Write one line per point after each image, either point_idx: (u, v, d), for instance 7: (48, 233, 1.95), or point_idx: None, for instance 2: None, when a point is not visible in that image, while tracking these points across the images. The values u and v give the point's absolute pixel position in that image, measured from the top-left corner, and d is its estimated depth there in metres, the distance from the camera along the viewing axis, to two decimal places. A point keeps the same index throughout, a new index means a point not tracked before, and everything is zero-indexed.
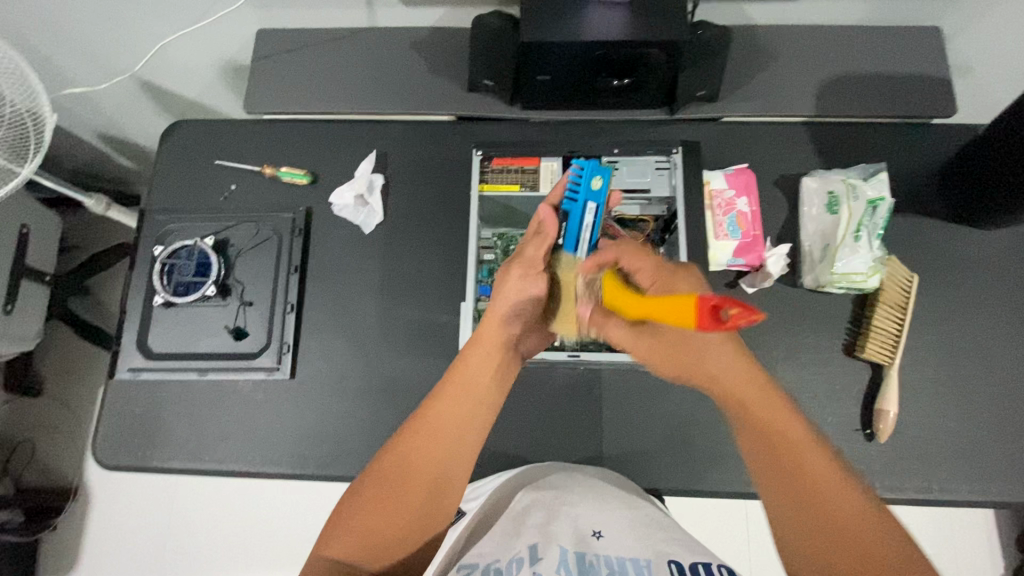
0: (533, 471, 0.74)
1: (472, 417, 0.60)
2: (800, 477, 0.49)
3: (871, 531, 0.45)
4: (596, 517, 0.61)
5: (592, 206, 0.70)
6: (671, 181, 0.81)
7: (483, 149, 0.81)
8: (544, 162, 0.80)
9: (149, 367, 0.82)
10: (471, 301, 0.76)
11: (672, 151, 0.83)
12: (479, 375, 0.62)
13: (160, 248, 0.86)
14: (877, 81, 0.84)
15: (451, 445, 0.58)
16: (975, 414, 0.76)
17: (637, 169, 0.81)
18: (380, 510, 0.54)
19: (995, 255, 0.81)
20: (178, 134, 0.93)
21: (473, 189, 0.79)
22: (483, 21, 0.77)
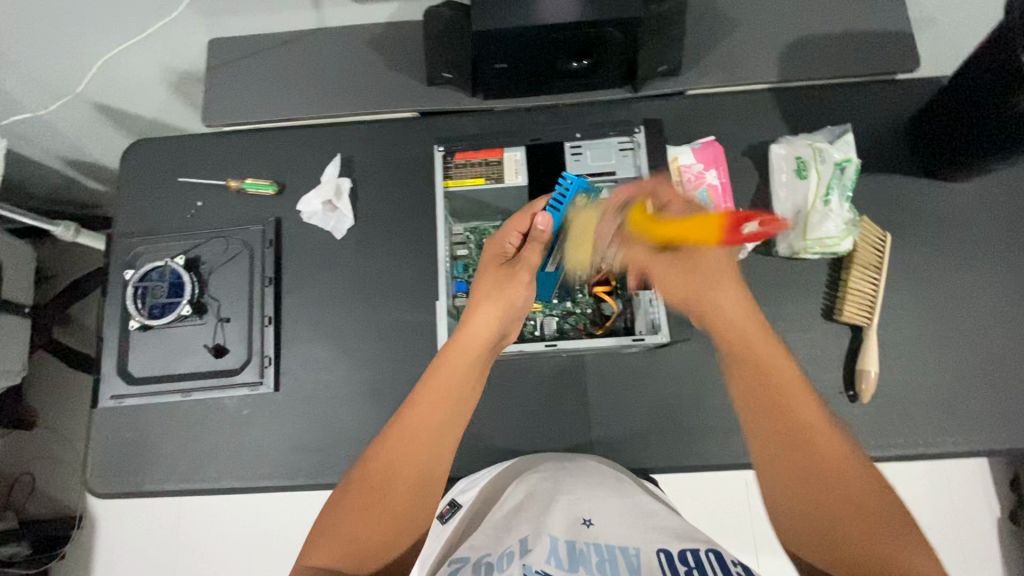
0: (520, 462, 0.74)
1: (451, 416, 0.61)
2: (794, 421, 0.52)
3: (853, 475, 0.49)
4: (586, 506, 0.61)
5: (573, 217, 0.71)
6: (635, 161, 0.78)
7: (443, 145, 0.79)
8: (507, 152, 0.77)
9: (131, 394, 0.81)
10: (444, 301, 0.75)
11: (635, 130, 0.79)
12: (461, 373, 0.63)
13: (131, 272, 0.85)
14: (836, 43, 0.84)
15: (432, 447, 0.58)
16: (956, 366, 0.77)
17: (601, 153, 0.78)
18: (364, 516, 0.54)
19: (967, 207, 0.81)
20: (139, 154, 0.91)
21: (437, 187, 0.77)
22: (436, 12, 0.75)
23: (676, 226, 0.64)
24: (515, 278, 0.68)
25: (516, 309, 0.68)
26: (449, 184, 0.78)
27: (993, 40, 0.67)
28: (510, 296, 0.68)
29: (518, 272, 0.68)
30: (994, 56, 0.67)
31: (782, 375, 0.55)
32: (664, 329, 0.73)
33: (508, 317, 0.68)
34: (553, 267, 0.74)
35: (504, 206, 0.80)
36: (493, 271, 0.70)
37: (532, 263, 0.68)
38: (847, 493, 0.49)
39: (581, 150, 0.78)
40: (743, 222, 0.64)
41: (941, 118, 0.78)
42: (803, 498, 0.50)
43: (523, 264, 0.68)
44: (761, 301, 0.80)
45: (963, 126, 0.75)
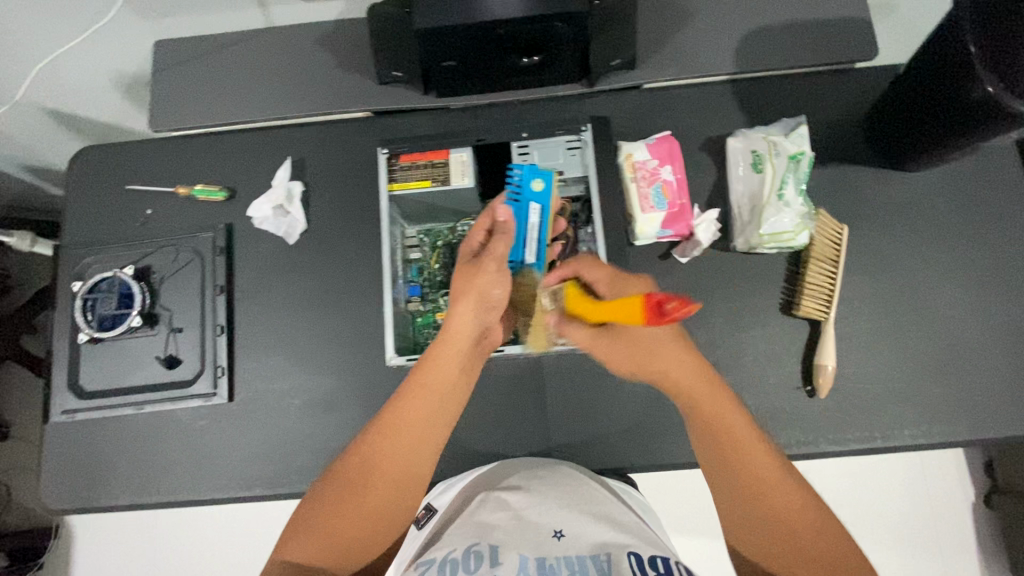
0: (505, 463, 0.73)
1: (437, 418, 0.61)
2: (744, 466, 0.58)
3: (799, 512, 0.56)
4: (561, 513, 0.61)
5: (536, 207, 0.70)
6: (583, 161, 0.77)
7: (388, 147, 0.76)
8: (453, 155, 0.75)
9: (84, 408, 0.80)
10: (390, 308, 0.73)
11: (582, 128, 0.78)
12: (446, 376, 0.63)
13: (79, 283, 0.83)
14: (791, 33, 0.83)
15: (416, 444, 0.60)
16: (913, 358, 0.77)
17: (547, 151, 0.76)
18: (344, 505, 0.57)
19: (925, 196, 0.81)
20: (85, 161, 0.89)
21: (381, 190, 0.75)
22: (377, 11, 0.74)
23: (607, 307, 0.59)
24: (485, 269, 0.65)
25: (493, 301, 0.65)
26: (393, 188, 0.75)
27: (948, 23, 0.65)
28: (484, 289, 0.64)
29: (484, 261, 0.65)
30: (948, 40, 0.66)
31: (737, 431, 0.59)
32: None
33: (485, 310, 0.65)
34: (532, 260, 0.71)
35: (456, 208, 0.78)
36: (462, 265, 0.67)
37: (499, 252, 0.65)
38: (793, 530, 0.55)
39: (529, 149, 0.77)
40: (665, 303, 0.52)
41: (895, 106, 0.76)
42: (755, 536, 0.57)
43: (489, 254, 0.65)
44: (719, 297, 0.79)
45: (915, 115, 0.74)
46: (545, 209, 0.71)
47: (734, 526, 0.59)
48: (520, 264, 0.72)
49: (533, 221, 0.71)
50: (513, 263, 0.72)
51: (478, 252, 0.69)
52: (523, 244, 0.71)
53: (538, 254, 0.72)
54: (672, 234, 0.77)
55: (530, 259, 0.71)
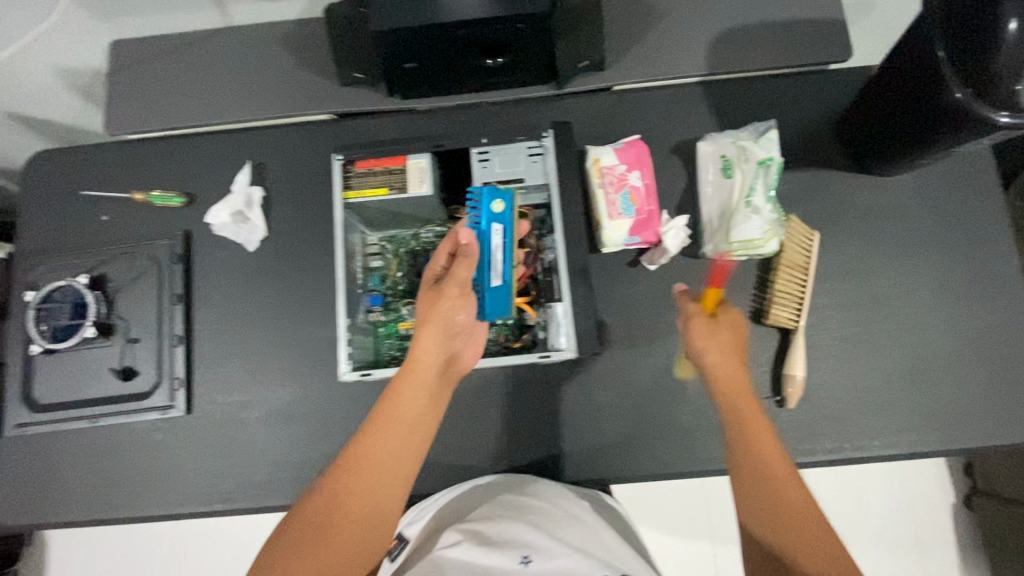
0: (482, 488, 0.70)
1: (407, 451, 0.58)
2: (765, 462, 0.57)
3: (808, 519, 0.54)
4: (530, 540, 0.57)
5: (498, 227, 0.66)
6: (545, 168, 0.72)
7: (342, 153, 0.73)
8: (410, 161, 0.72)
9: (37, 421, 0.78)
10: (345, 321, 0.70)
11: (544, 134, 0.73)
12: (413, 408, 0.59)
13: (32, 293, 0.80)
14: (762, 33, 0.81)
15: (383, 482, 0.56)
16: (884, 367, 0.75)
17: (508, 159, 0.72)
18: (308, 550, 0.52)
19: (898, 201, 0.79)
20: (40, 166, 0.86)
21: (335, 198, 0.71)
22: (336, 11, 0.72)
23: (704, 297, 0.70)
24: (448, 295, 0.62)
25: (456, 327, 0.63)
26: (348, 196, 0.72)
27: (917, 26, 0.64)
28: (447, 316, 0.62)
29: (447, 288, 0.62)
30: (916, 44, 0.64)
31: (758, 424, 0.60)
32: (569, 346, 0.70)
33: (449, 338, 0.63)
34: (497, 282, 0.66)
35: (417, 215, 0.75)
36: (425, 292, 0.64)
37: (461, 277, 0.62)
38: (804, 532, 0.53)
39: (488, 155, 0.72)
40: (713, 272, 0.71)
41: (865, 112, 0.75)
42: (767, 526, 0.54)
43: (451, 279, 0.62)
44: None
45: (884, 121, 0.73)
46: (508, 228, 0.66)
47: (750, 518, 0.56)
48: (486, 287, 0.66)
49: (496, 242, 0.66)
50: (478, 286, 0.66)
51: (441, 277, 0.65)
52: (487, 265, 0.66)
53: (505, 276, 0.67)
54: (640, 241, 0.75)
55: (496, 282, 0.65)
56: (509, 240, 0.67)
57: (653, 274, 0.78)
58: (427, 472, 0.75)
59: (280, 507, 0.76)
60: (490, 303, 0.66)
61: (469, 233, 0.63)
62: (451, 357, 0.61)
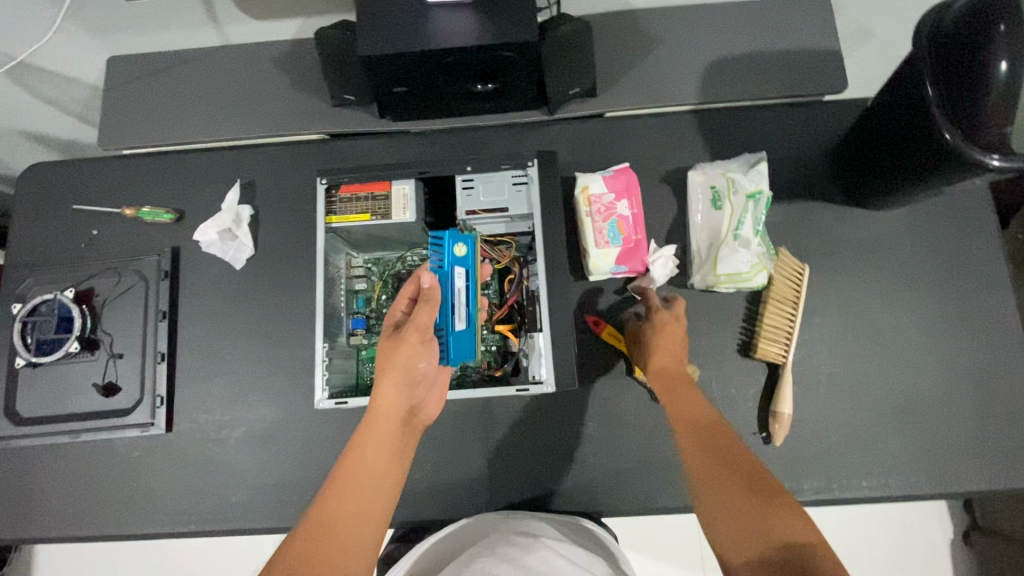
0: (467, 529, 0.67)
1: (374, 505, 0.54)
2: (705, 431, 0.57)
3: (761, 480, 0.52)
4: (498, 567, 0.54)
5: (461, 271, 0.68)
6: (529, 198, 0.70)
7: (326, 176, 0.72)
8: (395, 187, 0.71)
9: (18, 435, 0.77)
10: (323, 346, 0.69)
11: (528, 162, 0.70)
12: (378, 457, 0.57)
13: (19, 306, 0.80)
14: (755, 64, 0.81)
15: (353, 534, 0.52)
16: (874, 406, 0.74)
17: (491, 186, 0.70)
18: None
19: (891, 235, 0.78)
20: (34, 178, 0.87)
21: (317, 222, 0.71)
22: (325, 34, 0.72)
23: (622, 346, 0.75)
24: (409, 341, 0.61)
25: (418, 374, 0.62)
26: (332, 220, 0.71)
27: (911, 64, 0.63)
28: (409, 362, 0.61)
29: (407, 334, 0.61)
30: (910, 81, 0.63)
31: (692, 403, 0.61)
32: (549, 378, 0.67)
33: (411, 386, 0.61)
34: (462, 325, 0.67)
35: (402, 239, 0.75)
36: (385, 342, 0.63)
37: (423, 320, 0.61)
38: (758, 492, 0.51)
39: (472, 184, 0.71)
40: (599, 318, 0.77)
41: (861, 145, 0.74)
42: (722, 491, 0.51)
43: (412, 326, 0.61)
44: None
45: (879, 154, 0.72)
46: (470, 272, 0.68)
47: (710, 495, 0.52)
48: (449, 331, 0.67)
49: (459, 285, 0.67)
50: (442, 330, 0.66)
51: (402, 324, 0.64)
52: (451, 308, 0.66)
53: (469, 319, 0.68)
54: (625, 271, 0.75)
55: (460, 323, 0.66)
56: (473, 283, 0.68)
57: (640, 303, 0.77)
58: (405, 500, 0.74)
59: (255, 530, 0.75)
60: (455, 346, 0.66)
61: (432, 277, 0.62)
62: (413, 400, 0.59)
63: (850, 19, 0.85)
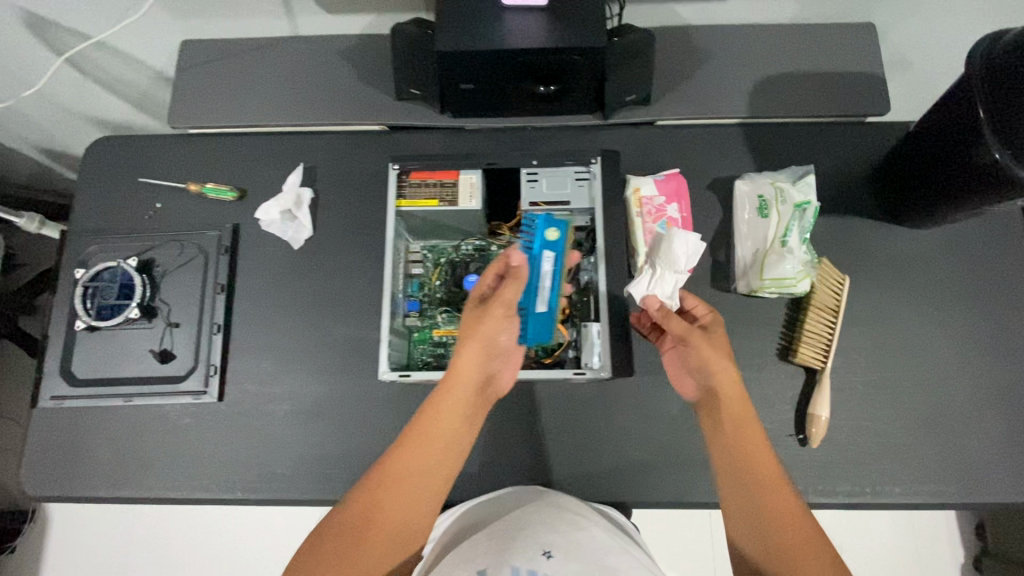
0: (503, 496, 0.73)
1: (439, 467, 0.62)
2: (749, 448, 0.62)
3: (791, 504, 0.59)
4: (549, 537, 0.61)
5: (549, 255, 0.71)
6: (591, 192, 0.76)
7: (398, 163, 0.76)
8: (463, 176, 0.75)
9: (72, 395, 0.80)
10: (387, 327, 0.72)
11: (591, 160, 0.77)
12: (451, 423, 0.64)
13: (82, 271, 0.83)
14: (802, 83, 0.85)
15: (418, 493, 0.60)
16: (908, 414, 0.76)
17: (556, 180, 0.76)
18: (343, 556, 0.55)
19: (928, 252, 0.81)
20: (100, 150, 0.90)
21: (388, 205, 0.74)
22: (400, 29, 0.75)
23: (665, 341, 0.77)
24: (492, 314, 0.67)
25: (497, 347, 0.68)
26: (401, 204, 0.75)
27: (959, 88, 0.67)
28: (489, 338, 0.67)
29: (493, 308, 0.68)
30: (957, 105, 0.67)
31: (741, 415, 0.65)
32: (604, 365, 0.72)
33: (489, 357, 0.68)
34: (543, 308, 0.71)
35: (460, 227, 0.78)
36: (471, 310, 0.69)
37: (508, 300, 0.67)
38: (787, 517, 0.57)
39: (537, 177, 0.76)
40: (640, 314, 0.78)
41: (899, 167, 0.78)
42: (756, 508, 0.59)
43: (498, 300, 0.68)
44: None
45: (916, 176, 0.76)
46: (558, 257, 0.71)
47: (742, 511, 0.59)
48: (530, 312, 0.71)
49: (546, 269, 0.71)
50: (524, 309, 0.71)
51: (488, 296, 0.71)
52: (536, 290, 0.70)
53: (550, 303, 0.72)
54: None
55: (542, 307, 0.70)
56: (558, 268, 0.72)
57: None
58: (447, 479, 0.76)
59: (298, 501, 0.77)
60: (532, 328, 0.71)
61: (520, 258, 0.69)
62: (490, 380, 0.65)
63: (893, 46, 0.89)
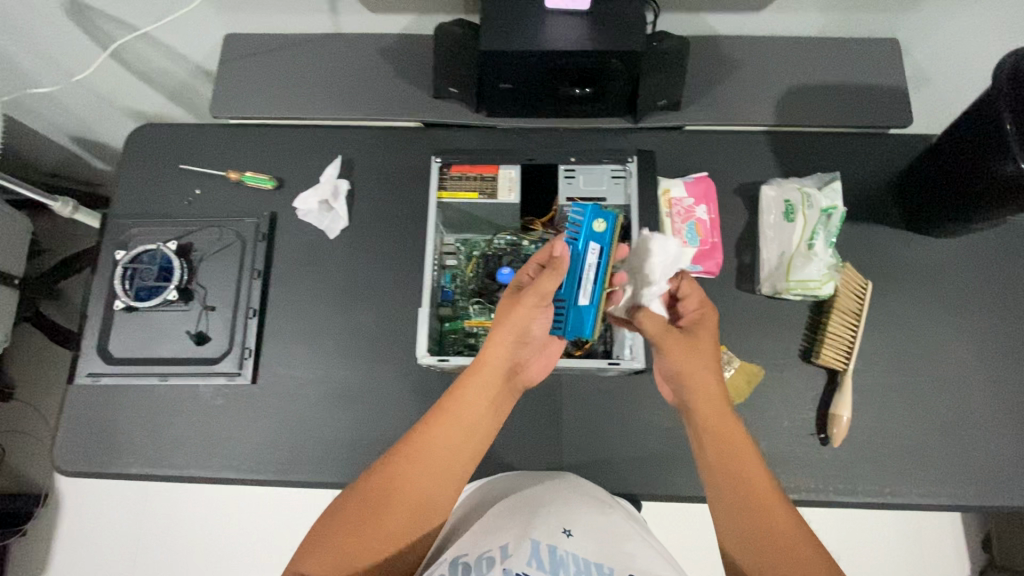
0: (523, 475, 0.76)
1: (462, 448, 0.63)
2: (731, 448, 0.61)
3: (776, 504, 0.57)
4: (566, 515, 0.65)
5: (596, 247, 0.68)
6: (627, 189, 0.79)
7: (440, 157, 0.80)
8: (502, 170, 0.78)
9: (108, 373, 0.81)
10: (427, 312, 0.74)
11: (628, 159, 0.79)
12: (473, 408, 0.64)
13: (122, 252, 0.85)
14: (829, 94, 0.87)
15: (438, 474, 0.61)
16: (927, 417, 0.78)
17: (593, 177, 0.78)
18: (360, 529, 0.57)
19: (949, 261, 0.83)
20: (141, 137, 0.92)
21: (430, 195, 0.77)
22: (444, 29, 0.77)
23: None
24: (526, 303, 0.66)
25: (530, 336, 0.68)
26: (442, 195, 0.78)
27: (984, 100, 0.69)
28: (520, 326, 0.66)
29: (526, 297, 0.66)
30: (982, 116, 0.69)
31: (718, 416, 0.63)
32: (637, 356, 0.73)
33: (520, 346, 0.67)
34: (586, 301, 0.68)
35: (494, 220, 0.81)
36: (507, 298, 0.69)
37: (543, 290, 0.65)
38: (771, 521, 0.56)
39: (574, 174, 0.79)
40: None
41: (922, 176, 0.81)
42: (740, 508, 0.57)
43: (534, 290, 0.66)
44: (740, 335, 0.81)
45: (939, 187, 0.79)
46: (604, 250, 0.69)
47: (726, 514, 0.58)
48: (572, 305, 0.69)
49: (591, 261, 0.68)
50: (566, 302, 0.69)
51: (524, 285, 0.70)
52: (579, 283, 0.68)
53: (593, 297, 0.69)
54: (702, 270, 0.81)
55: (583, 300, 0.68)
56: (604, 261, 0.69)
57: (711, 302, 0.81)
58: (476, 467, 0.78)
59: (327, 483, 0.78)
60: (573, 321, 0.68)
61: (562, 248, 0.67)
62: (518, 367, 0.65)
63: (916, 61, 0.92)
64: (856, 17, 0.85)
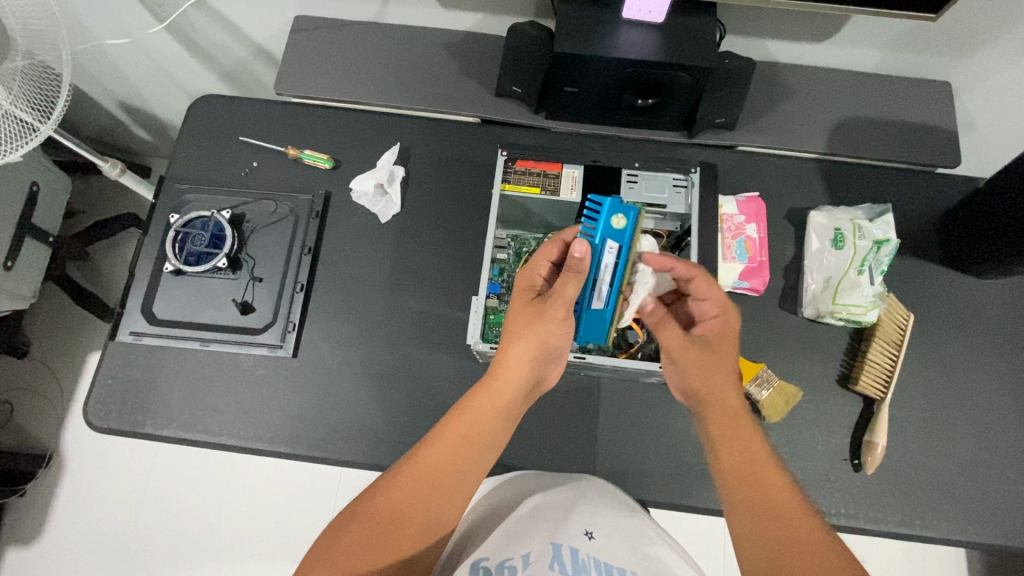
0: (546, 476, 0.75)
1: (475, 465, 0.60)
2: (747, 441, 0.60)
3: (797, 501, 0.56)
4: (586, 517, 0.63)
5: (614, 245, 0.68)
6: (688, 199, 0.81)
7: (507, 151, 0.83)
8: (567, 169, 0.81)
9: (151, 333, 0.82)
10: (482, 298, 0.76)
11: (691, 169, 0.82)
12: (488, 422, 0.62)
13: (176, 217, 0.86)
14: (885, 129, 0.89)
15: (449, 491, 0.57)
16: (960, 454, 0.78)
17: (654, 185, 0.82)
18: (364, 551, 0.53)
19: (988, 302, 0.84)
20: (204, 109, 0.94)
21: (495, 187, 0.80)
22: (518, 29, 0.77)
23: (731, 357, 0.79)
24: (553, 315, 0.65)
25: (550, 350, 0.66)
26: (505, 187, 0.81)
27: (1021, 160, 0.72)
28: (546, 338, 0.65)
29: (551, 308, 0.66)
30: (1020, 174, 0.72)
31: (730, 407, 0.63)
32: None
33: (540, 360, 0.66)
34: (599, 305, 0.70)
35: (547, 218, 0.84)
36: (528, 309, 0.67)
37: (567, 297, 0.65)
38: (792, 514, 0.54)
39: (637, 179, 0.82)
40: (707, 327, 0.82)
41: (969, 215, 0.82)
42: (754, 498, 0.56)
43: (558, 299, 0.65)
44: (779, 356, 0.82)
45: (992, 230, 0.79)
46: (622, 248, 0.68)
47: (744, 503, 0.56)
48: (585, 308, 0.71)
49: (608, 260, 0.68)
50: (580, 306, 0.71)
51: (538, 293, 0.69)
52: (593, 287, 0.69)
53: (608, 300, 0.70)
54: (749, 287, 0.83)
55: (596, 303, 0.69)
56: (621, 259, 0.68)
57: (751, 321, 0.83)
58: (509, 460, 0.79)
59: (358, 463, 0.78)
60: (586, 324, 0.71)
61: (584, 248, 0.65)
62: (538, 382, 0.63)
63: (968, 107, 0.94)
64: (918, 58, 0.87)
